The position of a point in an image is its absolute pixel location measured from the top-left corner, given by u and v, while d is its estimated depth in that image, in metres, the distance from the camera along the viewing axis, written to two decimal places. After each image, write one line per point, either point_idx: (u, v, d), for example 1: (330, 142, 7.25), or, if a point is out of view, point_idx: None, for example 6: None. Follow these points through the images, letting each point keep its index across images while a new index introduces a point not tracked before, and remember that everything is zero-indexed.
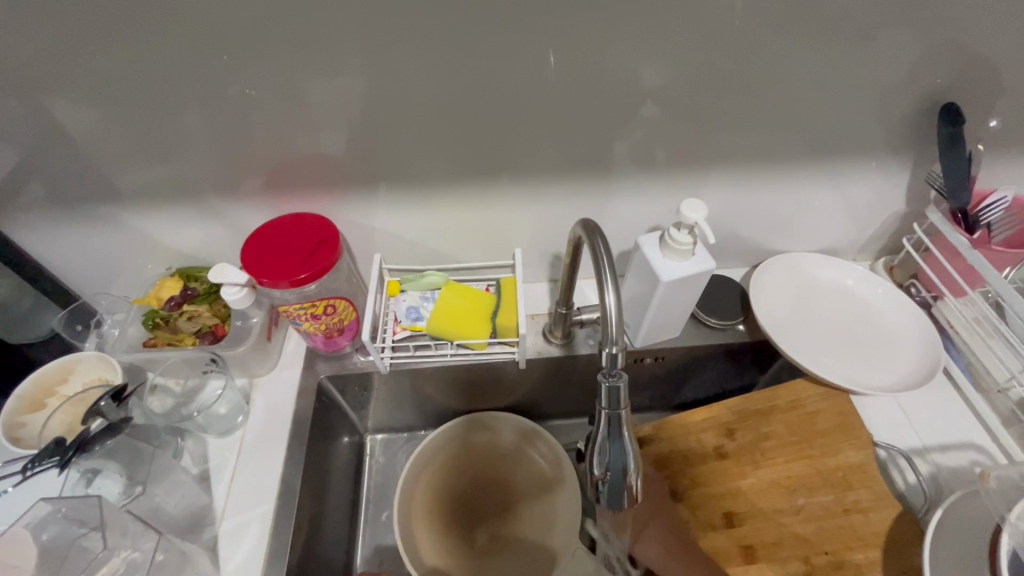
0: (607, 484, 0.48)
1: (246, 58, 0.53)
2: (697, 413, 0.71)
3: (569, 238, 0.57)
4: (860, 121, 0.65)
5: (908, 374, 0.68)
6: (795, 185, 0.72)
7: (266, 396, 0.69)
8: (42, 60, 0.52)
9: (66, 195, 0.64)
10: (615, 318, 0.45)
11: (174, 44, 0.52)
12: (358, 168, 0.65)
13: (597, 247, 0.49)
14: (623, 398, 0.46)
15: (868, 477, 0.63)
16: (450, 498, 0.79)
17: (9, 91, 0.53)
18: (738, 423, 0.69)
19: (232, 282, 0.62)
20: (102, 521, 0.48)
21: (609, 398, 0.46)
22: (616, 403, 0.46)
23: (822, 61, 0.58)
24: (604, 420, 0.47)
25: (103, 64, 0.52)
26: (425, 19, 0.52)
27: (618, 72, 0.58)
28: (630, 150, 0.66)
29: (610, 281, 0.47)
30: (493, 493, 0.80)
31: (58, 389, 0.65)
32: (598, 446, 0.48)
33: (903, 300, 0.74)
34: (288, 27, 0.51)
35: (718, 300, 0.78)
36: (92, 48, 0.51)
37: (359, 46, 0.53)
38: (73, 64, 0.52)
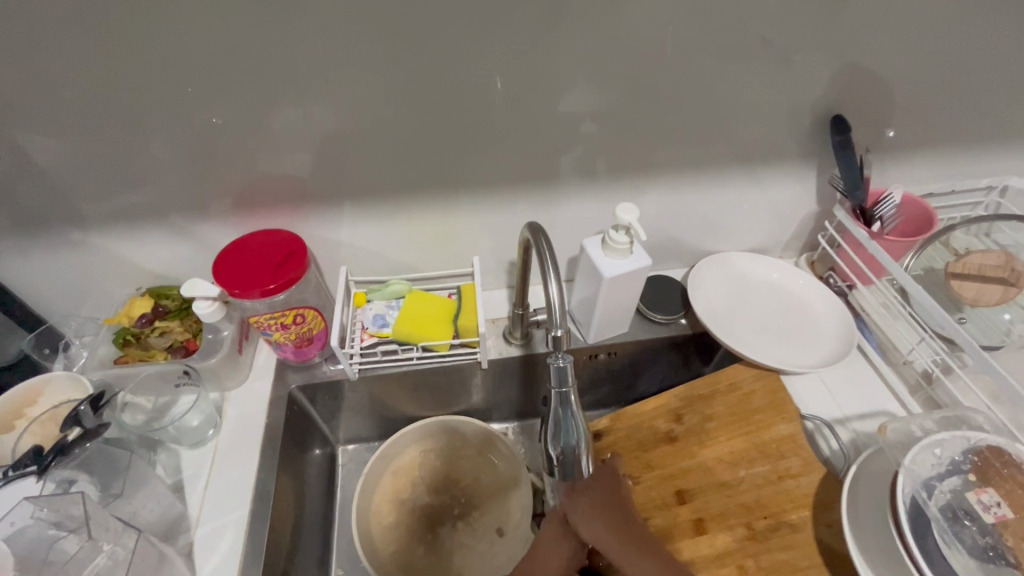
0: (562, 457, 0.53)
1: (217, 88, 0.58)
2: (647, 404, 0.78)
3: (519, 241, 0.63)
4: (769, 132, 0.74)
5: (827, 353, 0.77)
6: (721, 190, 0.81)
7: (239, 408, 0.71)
8: (19, 93, 0.55)
9: (36, 220, 0.66)
10: (560, 305, 0.52)
11: (148, 76, 0.56)
12: (324, 187, 0.70)
13: (541, 245, 0.55)
14: (569, 375, 0.52)
15: (798, 446, 0.70)
16: (416, 499, 0.83)
17: None
18: (684, 408, 0.76)
19: (204, 296, 0.65)
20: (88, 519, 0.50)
21: (556, 376, 0.52)
22: (563, 381, 0.52)
23: (731, 83, 0.68)
24: (556, 398, 0.53)
25: (79, 95, 0.56)
26: (382, 52, 0.58)
27: (556, 95, 0.66)
28: (573, 164, 0.74)
29: (552, 273, 0.53)
30: (454, 493, 0.84)
31: (25, 410, 0.66)
32: (552, 423, 0.53)
33: (820, 289, 0.83)
34: (256, 60, 0.57)
35: (662, 297, 0.86)
36: (69, 81, 0.55)
37: (323, 76, 0.59)
38: (50, 96, 0.56)
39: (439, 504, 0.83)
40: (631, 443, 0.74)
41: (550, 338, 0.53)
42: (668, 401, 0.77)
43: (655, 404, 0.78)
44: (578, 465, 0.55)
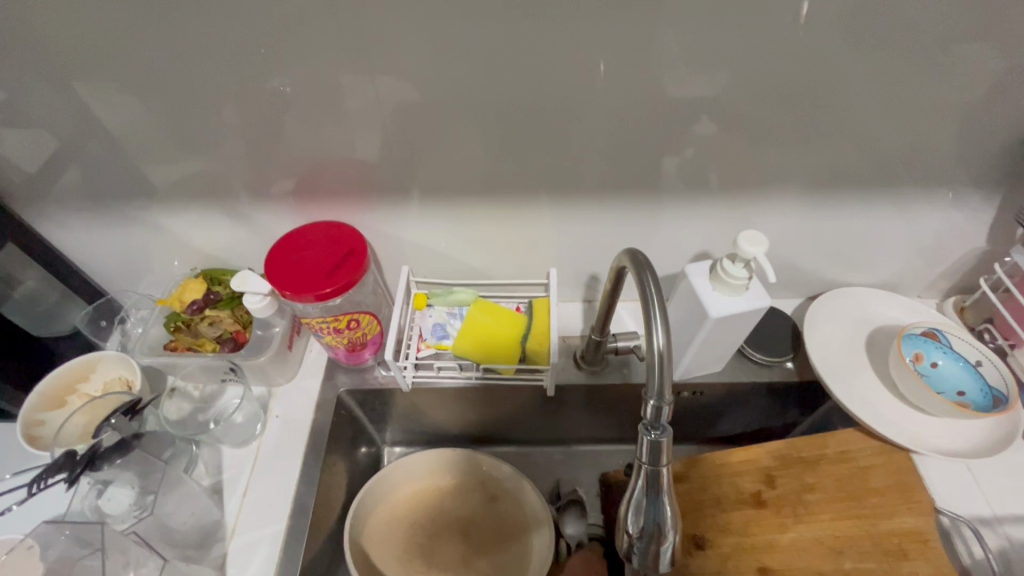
0: (640, 545, 0.43)
1: (278, 56, 0.51)
2: (735, 455, 0.65)
3: (612, 264, 0.52)
4: (941, 148, 0.58)
5: (977, 435, 0.62)
6: (860, 213, 0.66)
7: (285, 408, 0.67)
8: (73, 55, 0.50)
9: (95, 189, 0.63)
10: (663, 365, 0.41)
11: (203, 41, 0.49)
12: (389, 175, 0.62)
13: (645, 279, 0.44)
14: (665, 456, 0.41)
15: (926, 548, 0.56)
16: (420, 519, 0.71)
17: (43, 84, 0.52)
18: (782, 472, 0.63)
19: (255, 291, 0.60)
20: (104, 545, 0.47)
21: (649, 453, 0.41)
22: (656, 461, 0.42)
23: (904, 80, 0.52)
24: (642, 476, 0.43)
25: (131, 60, 0.51)
26: (468, 23, 0.48)
27: (672, 88, 0.53)
28: (679, 168, 0.61)
29: (660, 320, 0.42)
30: (466, 523, 0.72)
31: (78, 386, 0.65)
32: (634, 505, 0.43)
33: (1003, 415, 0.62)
34: (322, 29, 0.49)
35: (766, 333, 0.73)
36: (122, 44, 0.49)
37: (396, 48, 0.50)
38: (104, 58, 0.50)
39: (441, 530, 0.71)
40: (708, 498, 0.63)
41: (652, 409, 0.41)
42: (760, 455, 0.65)
43: (748, 453, 0.65)
44: (659, 555, 0.44)
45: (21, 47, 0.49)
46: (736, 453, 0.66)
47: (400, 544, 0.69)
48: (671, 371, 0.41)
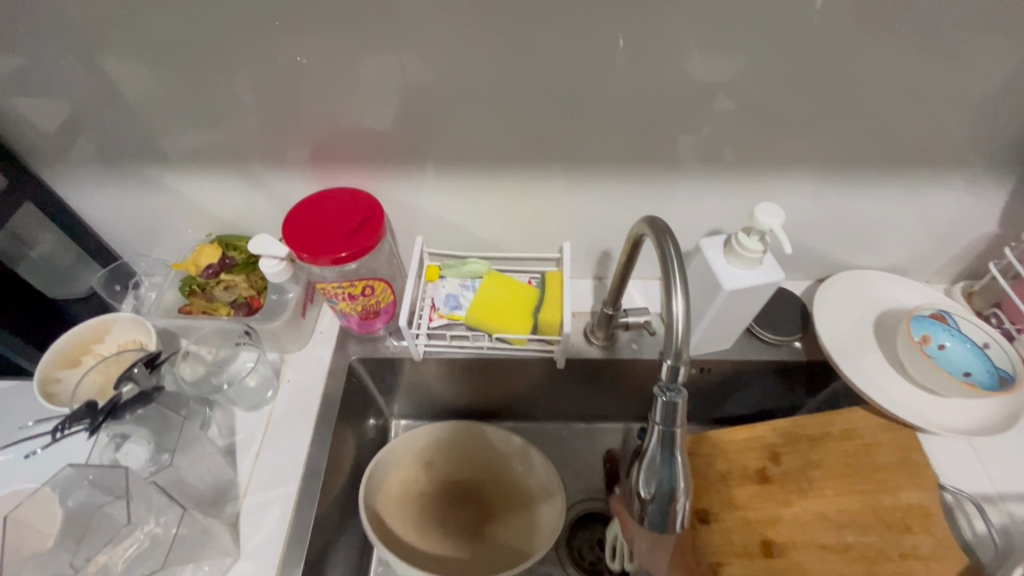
0: (653, 506, 0.44)
1: (295, 20, 0.50)
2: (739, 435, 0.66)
3: (629, 232, 0.53)
4: (958, 131, 0.59)
5: (982, 414, 0.63)
6: (873, 193, 0.66)
7: (298, 374, 0.67)
8: (93, 17, 0.50)
9: (111, 153, 0.63)
10: (680, 326, 0.41)
11: (223, 5, 0.49)
12: (405, 144, 0.62)
13: (666, 245, 0.45)
14: (677, 417, 0.42)
15: (930, 523, 0.57)
16: (427, 491, 0.72)
17: (61, 45, 0.52)
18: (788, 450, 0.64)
19: (271, 255, 0.60)
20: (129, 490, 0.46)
21: (664, 413, 0.42)
22: (671, 420, 0.42)
23: (923, 59, 0.52)
24: (656, 436, 0.43)
25: (150, 22, 0.50)
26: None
27: (692, 64, 0.53)
28: (696, 145, 0.61)
29: (679, 284, 0.43)
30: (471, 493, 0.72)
31: (93, 346, 0.65)
32: (647, 465, 0.44)
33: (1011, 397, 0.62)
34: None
35: (776, 313, 0.73)
36: (140, 7, 0.49)
37: (415, 13, 0.50)
38: (122, 19, 0.50)
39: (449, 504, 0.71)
40: (712, 473, 0.64)
41: (666, 369, 0.42)
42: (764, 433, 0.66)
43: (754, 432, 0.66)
44: (672, 515, 0.44)
45: (38, 7, 0.49)
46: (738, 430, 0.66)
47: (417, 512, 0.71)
48: (689, 332, 0.42)
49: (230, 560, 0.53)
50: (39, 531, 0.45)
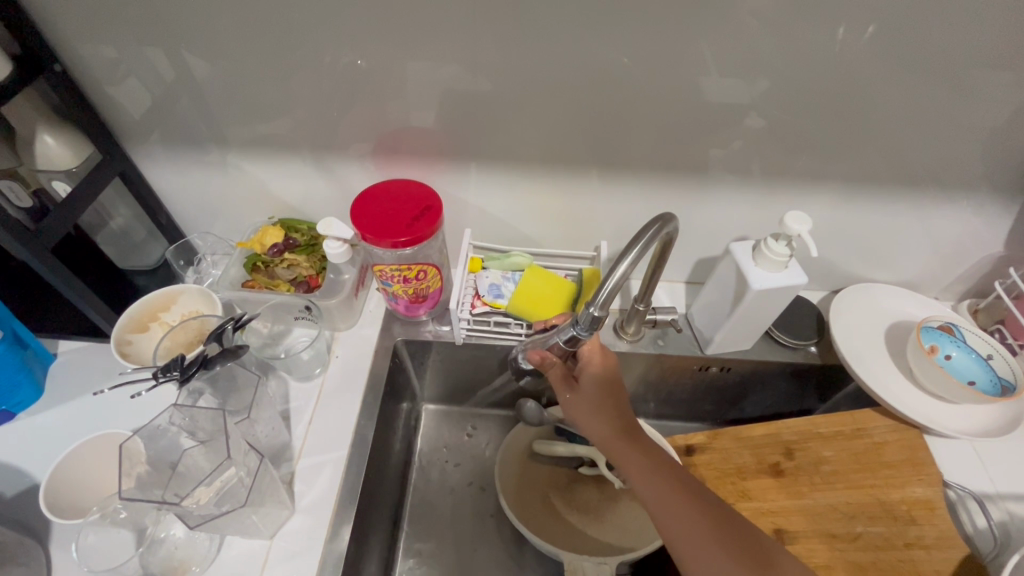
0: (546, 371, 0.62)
1: (370, 25, 0.56)
2: (593, 362, 0.63)
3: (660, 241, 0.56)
4: (969, 157, 0.64)
5: (985, 419, 0.67)
6: (887, 212, 0.72)
7: (346, 350, 0.72)
8: (188, 16, 0.55)
9: (188, 138, 0.69)
10: (602, 286, 0.48)
11: (306, 11, 0.55)
12: (460, 143, 0.68)
13: (647, 229, 0.50)
14: (580, 341, 0.54)
15: (935, 515, 0.61)
16: (534, 484, 0.77)
17: (156, 38, 0.58)
18: (586, 352, 0.64)
19: (337, 237, 0.66)
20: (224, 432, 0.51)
21: (569, 337, 0.54)
22: (574, 342, 0.55)
23: (937, 91, 0.58)
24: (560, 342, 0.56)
25: (239, 22, 0.56)
26: (548, 7, 0.53)
27: (726, 85, 0.59)
28: (726, 157, 0.67)
29: (625, 259, 0.48)
30: (572, 498, 0.76)
31: (160, 314, 0.70)
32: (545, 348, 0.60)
33: (1014, 405, 0.66)
34: (417, 9, 0.54)
35: (793, 318, 0.78)
36: (232, 9, 0.55)
37: (480, 24, 0.55)
38: (217, 18, 0.56)
39: (546, 504, 0.76)
40: (728, 467, 0.69)
41: (585, 317, 0.51)
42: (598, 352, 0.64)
43: (588, 349, 0.64)
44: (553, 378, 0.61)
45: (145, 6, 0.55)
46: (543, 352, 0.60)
47: (525, 496, 0.76)
48: (609, 294, 0.48)
49: (286, 514, 0.58)
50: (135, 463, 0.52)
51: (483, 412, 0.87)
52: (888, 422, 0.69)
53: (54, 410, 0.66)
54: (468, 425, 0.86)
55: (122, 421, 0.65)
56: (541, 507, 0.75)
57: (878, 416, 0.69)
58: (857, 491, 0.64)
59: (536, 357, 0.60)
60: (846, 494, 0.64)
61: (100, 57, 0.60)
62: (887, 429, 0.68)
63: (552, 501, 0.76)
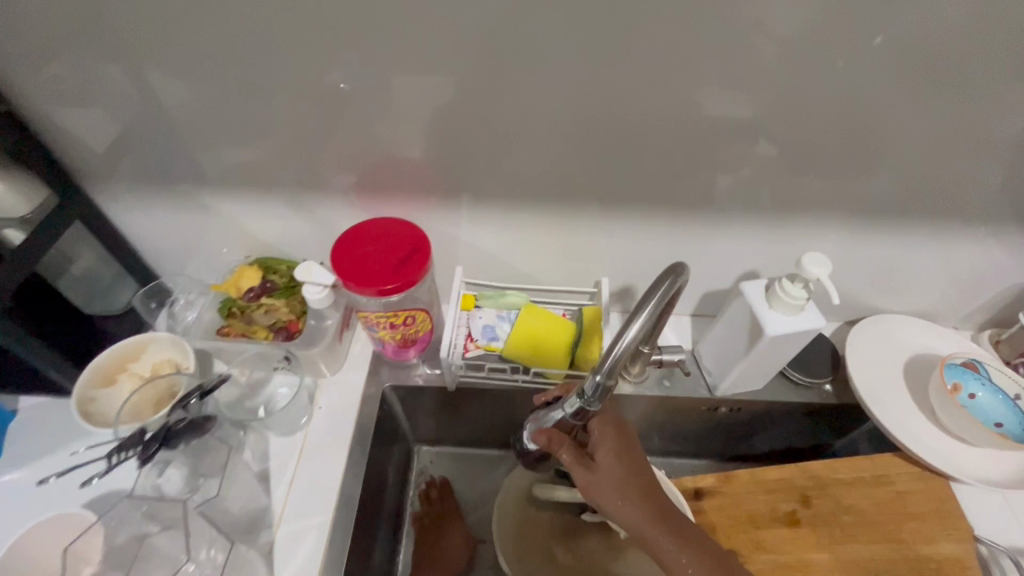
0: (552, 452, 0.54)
1: (347, 50, 0.51)
2: (606, 435, 0.57)
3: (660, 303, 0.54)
4: (994, 184, 0.60)
5: (1013, 466, 0.63)
6: (904, 242, 0.67)
7: (330, 399, 0.67)
8: (148, 43, 0.51)
9: (155, 174, 0.64)
10: (612, 351, 0.46)
11: (277, 36, 0.50)
12: (448, 176, 0.63)
13: (658, 284, 0.46)
14: (586, 413, 0.51)
15: (965, 575, 0.58)
16: (535, 533, 0.72)
17: (114, 67, 0.53)
18: (595, 427, 0.57)
19: (317, 282, 0.61)
20: (182, 524, 0.49)
21: (575, 408, 0.51)
22: (582, 414, 0.51)
23: (963, 117, 0.54)
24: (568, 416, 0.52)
25: (203, 49, 0.51)
26: (540, 30, 0.49)
27: (733, 111, 0.55)
28: (733, 187, 0.62)
29: (636, 320, 0.45)
30: (573, 548, 0.72)
31: (129, 365, 0.64)
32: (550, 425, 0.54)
33: None
34: (396, 31, 0.50)
35: (807, 354, 0.73)
36: (194, 35, 0.50)
37: (466, 49, 0.51)
38: (179, 46, 0.51)
39: (547, 554, 0.71)
40: (740, 513, 0.63)
41: (593, 385, 0.48)
42: (607, 425, 0.57)
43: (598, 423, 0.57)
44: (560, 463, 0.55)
45: (101, 33, 0.50)
46: (550, 432, 0.52)
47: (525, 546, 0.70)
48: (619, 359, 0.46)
49: None
50: (87, 560, 0.50)
51: (479, 453, 0.82)
52: (910, 469, 0.65)
53: (12, 475, 0.61)
54: (464, 467, 0.80)
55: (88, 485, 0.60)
56: (541, 558, 0.70)
57: (900, 461, 0.65)
58: (880, 544, 0.60)
59: (544, 438, 0.52)
60: (869, 549, 0.60)
61: (55, 88, 0.55)
62: (909, 477, 0.64)
63: (553, 552, 0.71)
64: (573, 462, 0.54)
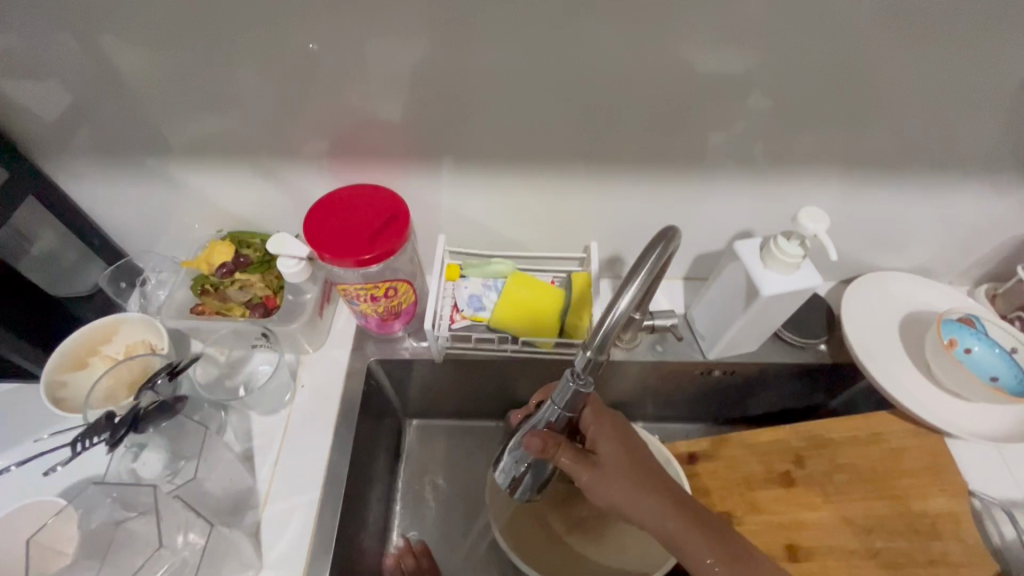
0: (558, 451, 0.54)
1: (308, 5, 0.47)
2: (600, 429, 0.57)
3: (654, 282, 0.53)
4: (998, 133, 0.57)
5: (1010, 419, 0.63)
6: (903, 196, 0.65)
7: (314, 375, 0.65)
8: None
9: (113, 147, 0.60)
10: (600, 326, 0.44)
11: None
12: (426, 139, 0.59)
13: (648, 251, 0.44)
14: (581, 397, 0.50)
15: (960, 528, 0.57)
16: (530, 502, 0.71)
17: (52, 30, 0.48)
18: (591, 421, 0.57)
19: (292, 255, 0.58)
20: (155, 509, 0.46)
21: (568, 394, 0.49)
22: (573, 399, 0.50)
23: (972, 60, 0.51)
24: (561, 407, 0.51)
25: (148, 7, 0.47)
26: None
27: (727, 61, 0.51)
28: (727, 144, 0.59)
29: (627, 290, 0.43)
30: (568, 517, 0.71)
31: (100, 348, 0.62)
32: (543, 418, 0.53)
33: None
34: None
35: (801, 315, 0.72)
36: None
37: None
38: (121, 4, 0.46)
39: (541, 523, 0.70)
40: (735, 476, 0.63)
41: (584, 362, 0.47)
42: (603, 417, 0.58)
43: (591, 418, 0.58)
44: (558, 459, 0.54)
45: None
46: (545, 435, 0.52)
47: (520, 514, 0.70)
48: (606, 334, 0.44)
49: (252, 572, 0.52)
50: (59, 552, 0.47)
51: (471, 425, 0.81)
52: (906, 427, 0.64)
53: None
54: (456, 439, 0.79)
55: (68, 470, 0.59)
56: (535, 527, 0.70)
57: (895, 420, 0.64)
58: (875, 503, 0.60)
59: (538, 442, 0.52)
60: (863, 507, 0.60)
61: None
62: (904, 435, 0.63)
63: (548, 521, 0.70)
64: (572, 462, 0.54)
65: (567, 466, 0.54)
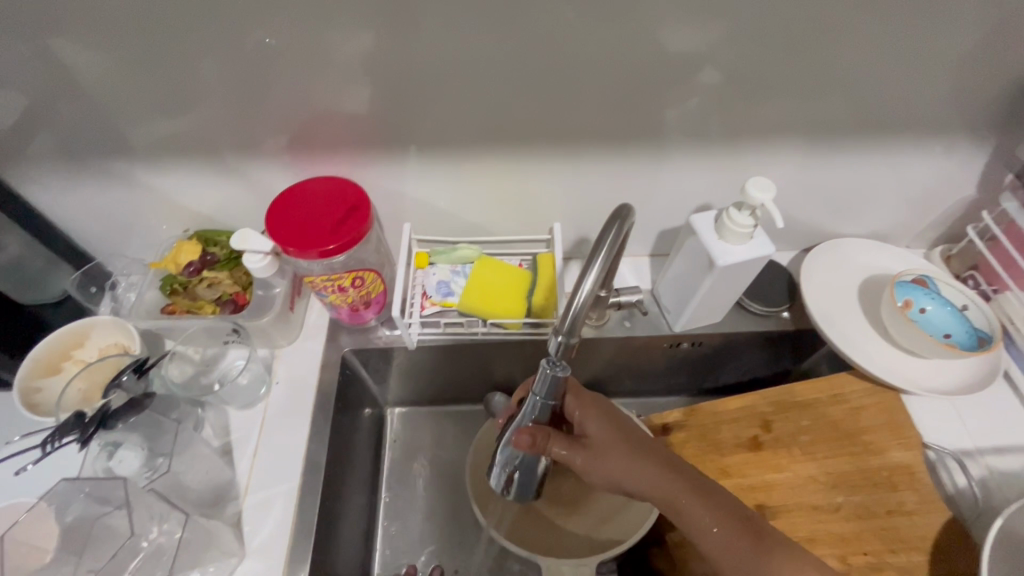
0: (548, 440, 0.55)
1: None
2: (585, 413, 0.60)
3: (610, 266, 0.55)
4: (942, 97, 0.59)
5: (963, 373, 0.66)
6: (854, 163, 0.67)
7: (289, 368, 0.66)
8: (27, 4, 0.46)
9: (70, 151, 0.59)
10: (572, 309, 0.43)
11: None
12: (384, 129, 0.60)
13: (607, 233, 0.44)
14: (561, 382, 0.49)
15: (914, 479, 0.60)
16: None
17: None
18: (575, 407, 0.60)
19: (256, 249, 0.58)
20: (127, 502, 0.47)
21: (549, 381, 0.49)
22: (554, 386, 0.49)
23: (911, 27, 0.52)
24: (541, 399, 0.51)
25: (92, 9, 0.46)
26: None
27: (674, 39, 0.52)
28: (681, 120, 0.60)
29: (591, 272, 0.43)
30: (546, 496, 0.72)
31: (73, 352, 0.62)
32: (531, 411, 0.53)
33: (987, 358, 0.65)
34: None
35: (763, 285, 0.74)
36: None
37: None
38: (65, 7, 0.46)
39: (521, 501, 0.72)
40: (705, 444, 0.65)
41: (556, 345, 0.46)
42: (585, 399, 0.60)
43: (575, 403, 0.60)
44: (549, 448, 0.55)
45: None
46: (532, 430, 0.53)
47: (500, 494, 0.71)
48: (577, 317, 0.44)
49: (235, 560, 0.54)
50: (37, 548, 0.47)
51: (450, 409, 0.82)
52: (865, 387, 0.66)
53: None
54: (436, 424, 0.81)
55: (47, 472, 0.60)
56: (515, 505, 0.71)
57: (855, 381, 0.67)
58: (838, 461, 0.62)
59: (527, 438, 0.52)
60: (826, 466, 0.62)
61: None
62: (863, 394, 0.66)
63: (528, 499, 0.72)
64: (564, 450, 0.56)
65: (562, 455, 0.57)
